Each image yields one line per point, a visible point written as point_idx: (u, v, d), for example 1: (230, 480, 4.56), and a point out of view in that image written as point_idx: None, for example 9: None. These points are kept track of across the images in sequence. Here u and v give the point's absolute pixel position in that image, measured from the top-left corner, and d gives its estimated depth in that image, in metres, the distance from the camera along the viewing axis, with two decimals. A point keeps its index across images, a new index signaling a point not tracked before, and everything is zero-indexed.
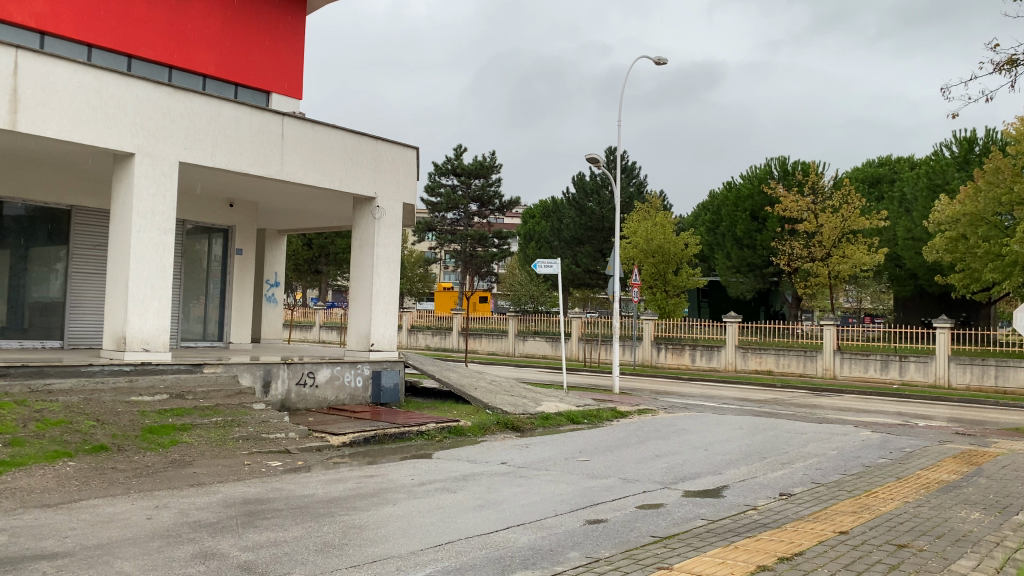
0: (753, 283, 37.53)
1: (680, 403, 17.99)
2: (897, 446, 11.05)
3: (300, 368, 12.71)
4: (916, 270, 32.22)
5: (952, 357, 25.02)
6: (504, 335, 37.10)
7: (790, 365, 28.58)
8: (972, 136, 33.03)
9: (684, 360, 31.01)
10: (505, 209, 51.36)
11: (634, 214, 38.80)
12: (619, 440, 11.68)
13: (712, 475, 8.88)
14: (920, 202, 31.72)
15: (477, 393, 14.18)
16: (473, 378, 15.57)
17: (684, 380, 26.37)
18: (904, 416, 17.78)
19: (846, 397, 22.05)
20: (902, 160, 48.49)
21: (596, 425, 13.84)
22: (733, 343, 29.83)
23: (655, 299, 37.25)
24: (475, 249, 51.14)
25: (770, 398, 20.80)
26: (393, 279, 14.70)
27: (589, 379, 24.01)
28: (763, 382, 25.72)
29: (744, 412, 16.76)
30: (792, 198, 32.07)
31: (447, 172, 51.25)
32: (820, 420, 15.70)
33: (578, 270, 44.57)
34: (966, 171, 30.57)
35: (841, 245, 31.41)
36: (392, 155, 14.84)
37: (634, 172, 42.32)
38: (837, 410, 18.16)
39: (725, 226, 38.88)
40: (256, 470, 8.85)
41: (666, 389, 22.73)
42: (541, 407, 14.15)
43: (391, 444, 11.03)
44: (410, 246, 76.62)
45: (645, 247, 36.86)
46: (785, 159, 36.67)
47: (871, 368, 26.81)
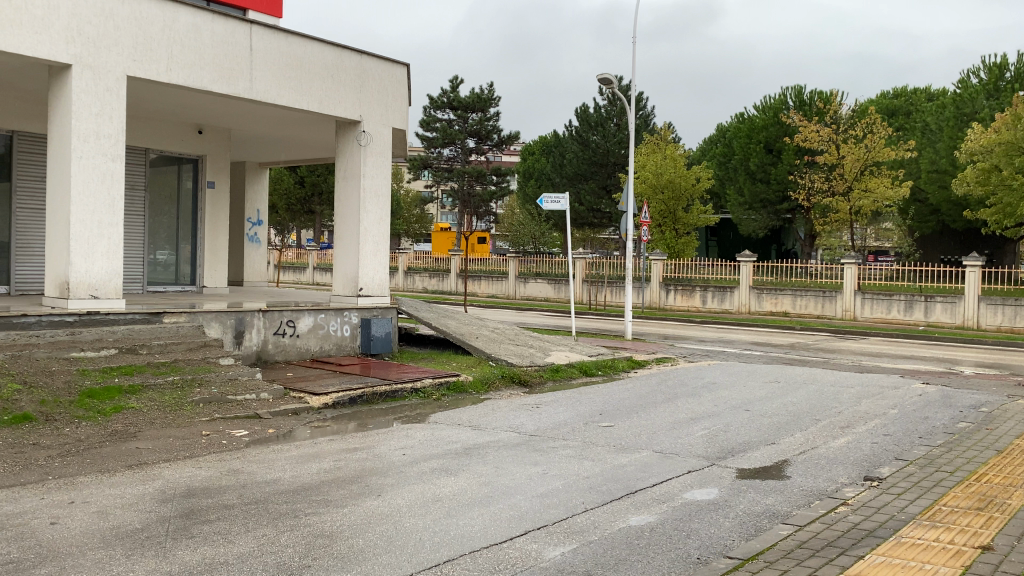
0: (765, 220, 35.84)
1: (699, 350, 16.50)
2: (966, 404, 9.55)
3: (278, 316, 11.16)
4: (941, 205, 30.56)
5: (982, 297, 23.47)
6: (504, 277, 35.54)
7: (808, 306, 27.04)
8: (1002, 62, 31.01)
9: (694, 302, 29.48)
10: (504, 144, 49.20)
11: (642, 148, 36.83)
12: (643, 397, 10.16)
13: (764, 446, 7.36)
14: (946, 132, 29.88)
15: (479, 342, 12.65)
16: (474, 325, 14.04)
17: (697, 324, 24.89)
18: (944, 364, 16.31)
19: (872, 341, 20.60)
20: (919, 91, 46.28)
21: (613, 378, 12.35)
22: (746, 283, 28.28)
23: (663, 239, 35.60)
24: (473, 187, 49.23)
25: (792, 342, 19.36)
26: (382, 216, 13.02)
27: (597, 324, 22.52)
28: (780, 324, 24.24)
29: (772, 359, 15.28)
30: (812, 128, 30.17)
31: (443, 106, 48.95)
32: (858, 369, 14.23)
33: (581, 208, 42.76)
34: (996, 98, 28.62)
35: (863, 178, 29.64)
36: (378, 72, 13.03)
37: (641, 104, 40.16)
38: (871, 357, 16.66)
39: (737, 159, 37.03)
40: (216, 443, 7.33)
41: (679, 333, 21.25)
42: (550, 357, 12.64)
43: (381, 405, 9.52)
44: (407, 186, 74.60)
45: (654, 182, 35.05)
46: (801, 89, 34.57)
47: (894, 309, 25.27)
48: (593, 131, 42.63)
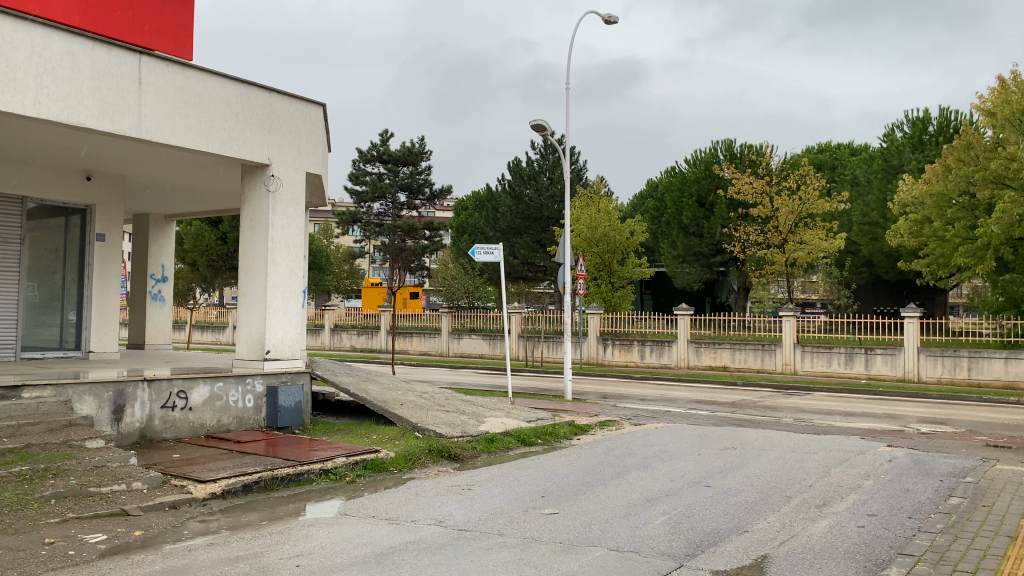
0: (699, 273, 35.24)
1: (644, 410, 15.37)
2: (945, 473, 8.56)
3: (166, 386, 9.65)
4: (874, 258, 30.63)
5: (922, 349, 23.05)
6: (437, 334, 34.18)
7: (747, 360, 26.40)
8: (925, 117, 31.59)
9: (632, 356, 28.60)
10: (436, 198, 48.24)
11: (576, 200, 36.21)
12: (588, 472, 8.91)
13: (737, 536, 6.17)
14: (875, 185, 30.15)
15: (402, 411, 11.27)
16: (399, 389, 12.66)
17: (636, 380, 23.94)
18: (895, 420, 15.54)
19: (817, 396, 19.87)
20: (843, 146, 47.30)
21: (554, 447, 11.09)
22: (684, 337, 27.51)
23: (600, 292, 34.80)
24: (405, 242, 47.88)
25: (738, 399, 18.44)
26: (292, 269, 11.69)
27: (534, 383, 21.30)
28: (721, 379, 23.43)
29: (721, 419, 14.22)
30: (744, 181, 29.98)
31: (373, 159, 47.78)
32: (812, 430, 13.24)
33: (515, 262, 41.82)
34: (922, 152, 28.91)
35: (798, 231, 29.51)
36: (291, 111, 11.83)
37: (573, 158, 39.79)
38: (821, 414, 15.79)
39: (670, 213, 36.75)
40: (59, 555, 5.78)
41: (619, 391, 20.15)
42: (483, 425, 11.31)
43: (282, 492, 8.07)
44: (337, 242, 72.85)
45: (589, 235, 34.44)
46: (732, 143, 34.65)
47: (835, 362, 24.70)
48: (526, 185, 42.04)
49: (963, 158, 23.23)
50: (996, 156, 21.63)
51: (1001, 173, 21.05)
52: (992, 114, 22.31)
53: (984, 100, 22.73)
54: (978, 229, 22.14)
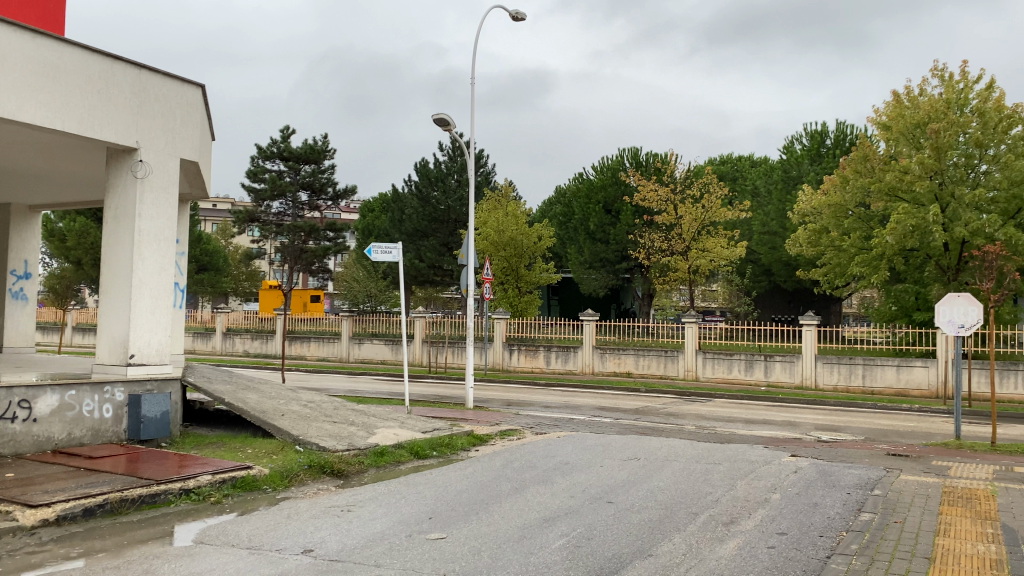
0: (605, 279, 35.30)
1: (547, 419, 14.78)
2: (851, 485, 8.26)
3: (4, 395, 8.45)
4: (773, 266, 31.18)
5: (819, 356, 23.40)
6: (336, 338, 32.95)
7: (651, 366, 26.31)
8: (822, 130, 32.39)
9: (538, 363, 28.15)
10: (339, 198, 46.84)
11: (483, 202, 35.56)
12: (482, 488, 8.22)
13: (640, 562, 5.58)
14: (775, 195, 30.72)
15: (283, 422, 10.32)
16: (283, 397, 11.69)
17: (540, 387, 23.42)
18: (797, 428, 15.47)
19: (719, 403, 19.80)
20: (745, 158, 48.30)
21: (449, 460, 10.36)
22: (589, 343, 27.26)
23: (506, 297, 34.28)
24: (306, 243, 46.34)
25: (642, 406, 18.12)
26: (162, 264, 10.60)
27: (435, 390, 20.50)
28: (625, 386, 23.17)
29: (625, 427, 13.77)
30: (650, 188, 30.00)
31: (272, 156, 46.00)
32: (716, 438, 12.93)
33: (421, 265, 40.88)
34: (820, 164, 29.57)
35: (701, 238, 29.68)
36: (162, 90, 10.74)
37: (481, 161, 39.18)
38: (724, 422, 15.56)
39: (577, 219, 36.60)
40: None
41: (523, 398, 19.56)
42: (372, 437, 10.48)
43: (132, 517, 7.06)
44: (236, 242, 70.05)
45: (497, 238, 33.85)
46: (638, 150, 34.79)
47: (735, 368, 24.86)
48: (432, 187, 41.19)
49: (859, 170, 23.75)
50: (890, 168, 22.14)
51: (895, 185, 21.59)
52: (889, 126, 22.84)
53: (880, 114, 23.29)
54: (874, 240, 22.66)
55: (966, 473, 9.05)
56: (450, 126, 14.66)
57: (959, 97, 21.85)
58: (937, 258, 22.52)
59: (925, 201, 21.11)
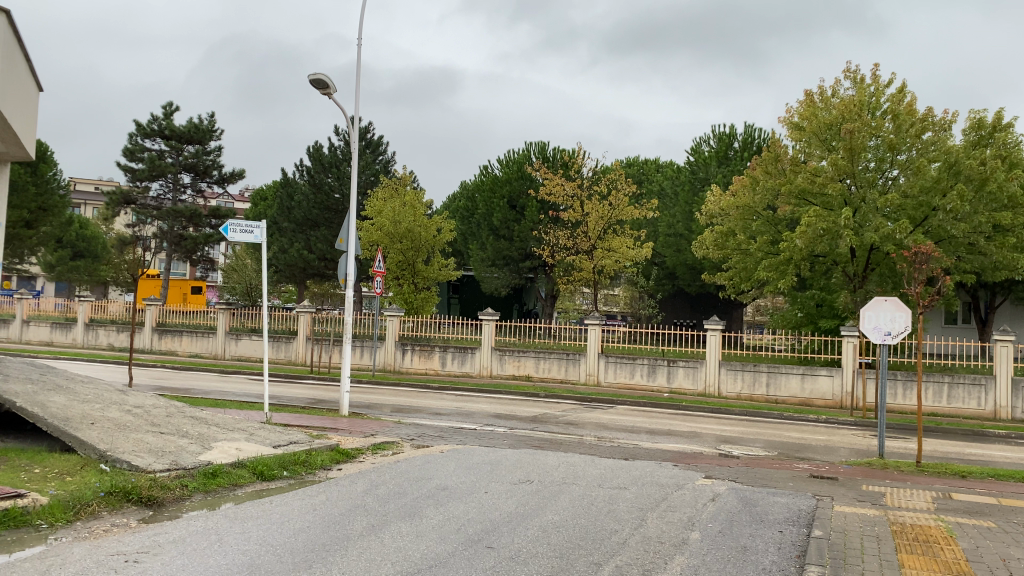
0: (507, 278, 33.83)
1: (432, 428, 12.99)
2: (783, 520, 6.86)
3: None
4: (678, 270, 30.40)
5: (723, 363, 22.49)
6: (212, 333, 30.29)
7: (551, 370, 24.88)
8: (730, 133, 31.86)
9: (432, 364, 26.32)
10: (224, 181, 43.80)
11: (379, 190, 33.48)
12: (330, 525, 6.40)
13: None
14: (682, 197, 29.97)
15: (90, 433, 8.20)
16: (101, 400, 9.52)
17: (432, 390, 21.62)
18: (706, 440, 14.21)
19: (622, 410, 18.50)
20: (652, 161, 47.80)
21: (302, 483, 8.49)
22: (487, 344, 25.62)
23: (401, 293, 32.26)
24: (185, 228, 43.48)
25: (540, 414, 16.55)
26: None
27: (313, 393, 18.41)
28: (523, 390, 21.62)
29: (518, 439, 12.12)
30: (556, 182, 28.60)
31: (153, 134, 42.49)
32: (621, 453, 11.46)
33: (311, 257, 38.44)
34: (727, 167, 29.08)
35: (606, 237, 28.28)
36: None
37: (379, 148, 37.17)
38: (629, 433, 14.13)
39: (480, 214, 35.00)
40: None
41: (411, 403, 17.68)
42: (206, 454, 8.48)
43: None
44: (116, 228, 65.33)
45: (392, 230, 31.77)
46: (545, 144, 33.52)
47: (637, 374, 23.60)
48: (326, 173, 38.82)
49: (769, 171, 23.07)
50: (802, 169, 21.51)
51: (807, 186, 21.02)
52: (801, 127, 22.19)
53: (792, 115, 22.67)
54: (783, 243, 21.92)
55: (905, 502, 7.83)
56: (328, 90, 12.76)
57: (871, 100, 21.51)
58: (844, 264, 21.98)
59: (835, 205, 20.87)
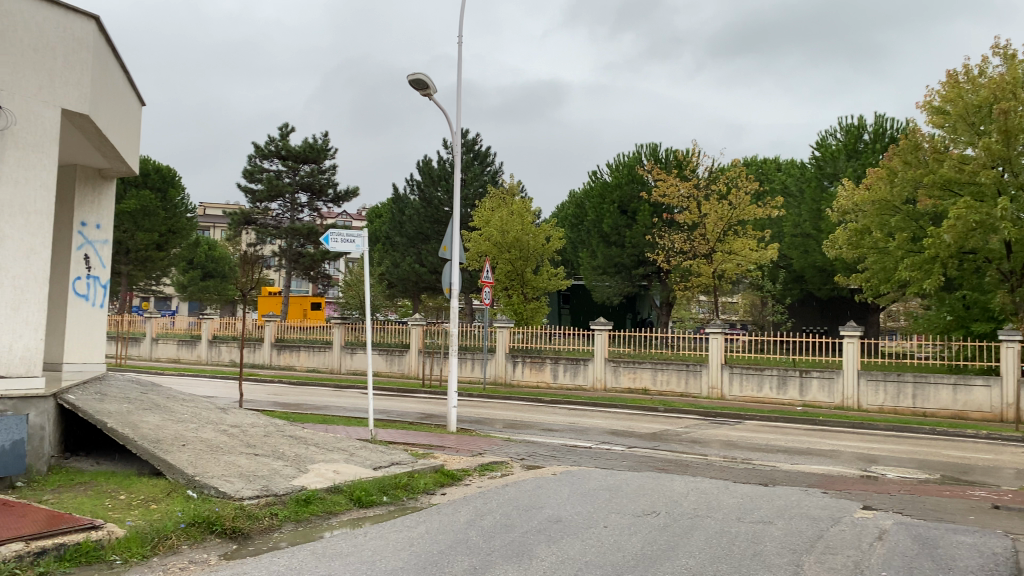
0: (619, 286, 32.62)
1: (545, 447, 12.02)
2: (977, 568, 5.53)
3: None
4: (805, 273, 28.49)
5: (861, 372, 20.58)
6: (327, 347, 30.50)
7: (670, 382, 23.49)
8: (859, 124, 29.68)
9: (544, 377, 25.45)
10: (339, 199, 44.53)
11: (487, 200, 33.01)
12: (425, 566, 5.55)
13: None
14: (807, 195, 28.11)
15: (181, 456, 7.69)
16: (198, 419, 9.09)
17: (545, 404, 20.71)
18: (851, 460, 12.60)
19: (751, 425, 17.03)
20: (771, 160, 45.54)
21: (401, 510, 7.71)
22: (601, 355, 24.49)
23: (511, 304, 31.63)
24: (304, 246, 44.52)
25: (662, 430, 15.32)
26: (34, 245, 8.07)
27: (422, 408, 17.83)
28: (641, 404, 20.41)
29: (640, 460, 10.98)
30: (670, 182, 27.23)
31: (270, 155, 43.69)
32: (757, 476, 10.15)
33: (422, 270, 38.50)
34: (857, 161, 27.12)
35: (727, 239, 26.57)
36: (36, 20, 8.12)
37: (487, 159, 36.76)
38: (764, 452, 12.71)
39: (590, 220, 33.99)
40: None
41: (523, 418, 16.80)
42: (300, 478, 7.84)
43: None
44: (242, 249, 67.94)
45: (500, 239, 31.20)
46: (657, 146, 32.24)
47: (766, 386, 21.94)
48: (435, 187, 38.74)
49: (908, 162, 21.01)
50: (947, 156, 19.52)
51: (953, 175, 18.97)
52: (941, 112, 20.20)
53: (931, 100, 20.69)
54: (927, 239, 19.88)
55: None
56: (428, 90, 12.07)
57: None
58: (998, 261, 19.77)
59: (987, 194, 18.59)
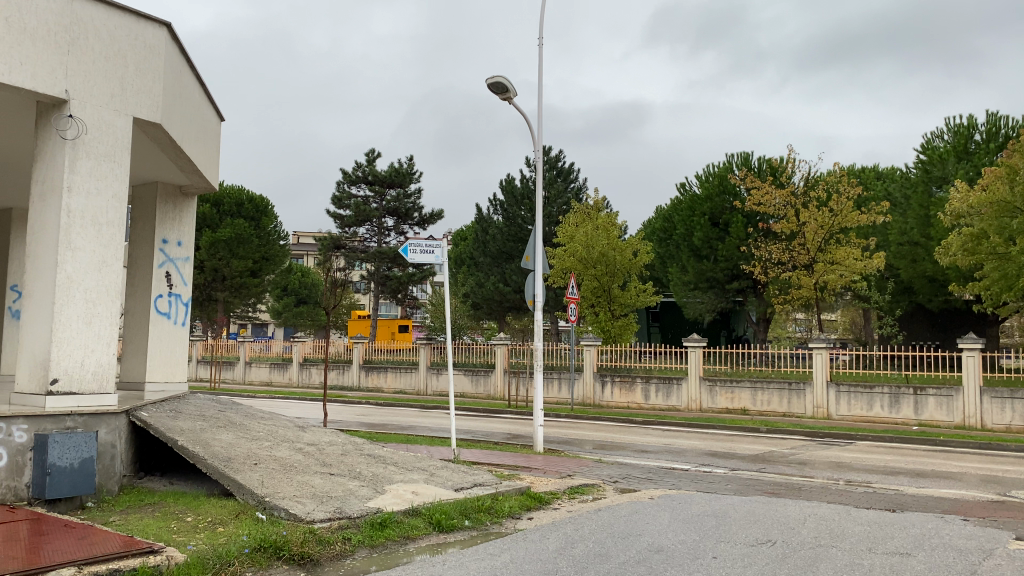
0: (712, 301, 31.40)
1: (639, 469, 11.17)
2: None
3: None
4: (915, 284, 26.76)
5: (984, 389, 18.88)
6: (414, 368, 30.30)
7: (770, 402, 22.17)
8: (968, 123, 27.82)
9: (635, 397, 24.49)
10: (424, 222, 44.68)
11: (572, 216, 32.41)
12: None
13: None
14: (915, 200, 26.43)
15: (252, 476, 7.25)
16: (273, 437, 8.68)
17: (637, 425, 19.76)
18: (984, 484, 11.30)
19: (864, 447, 15.70)
20: (871, 168, 43.43)
21: (483, 535, 7.04)
22: (695, 374, 23.37)
23: (598, 321, 30.80)
24: (391, 269, 44.83)
25: (766, 451, 14.21)
26: (105, 256, 7.84)
27: (510, 429, 17.18)
28: (740, 424, 19.26)
29: (745, 483, 10.01)
30: (765, 190, 26.00)
31: (357, 180, 44.26)
32: (882, 501, 9.06)
33: (507, 290, 38.11)
34: (969, 162, 25.37)
35: (829, 248, 25.13)
36: (108, 26, 8.00)
37: (570, 177, 36.17)
38: (882, 475, 11.53)
39: (679, 234, 32.93)
40: None
41: (614, 439, 15.94)
42: (376, 500, 7.26)
43: None
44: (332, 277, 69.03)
45: (586, 255, 30.54)
46: (748, 155, 31.04)
47: (876, 404, 20.42)
48: (518, 206, 38.31)
49: None
50: None
51: None
52: None
53: None
54: None
55: None
56: (508, 94, 11.55)
57: None
58: None
59: None
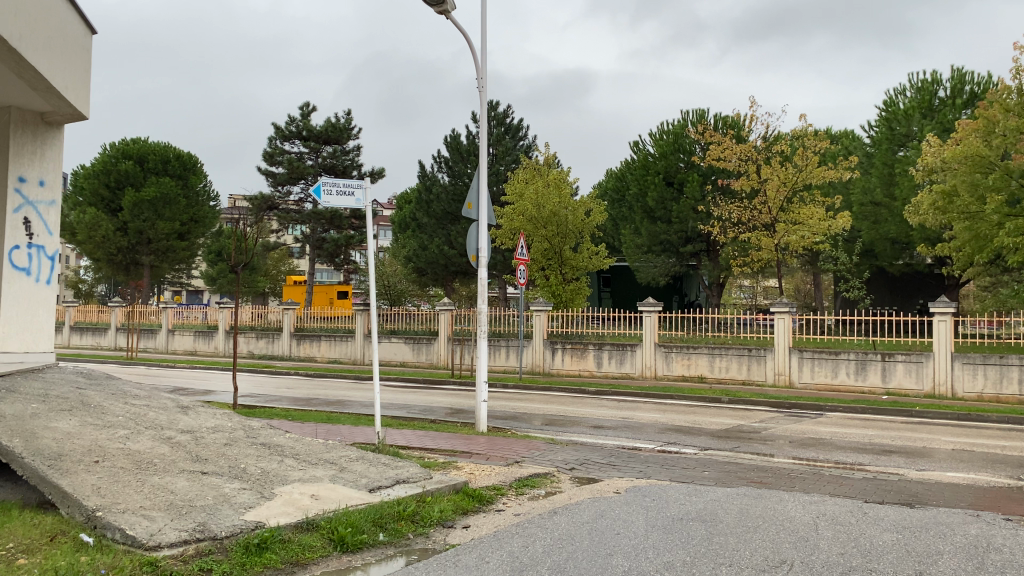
0: (667, 266, 30.16)
1: (597, 451, 9.49)
2: None
3: None
4: (876, 247, 25.78)
5: (956, 355, 17.77)
6: (351, 337, 28.32)
7: (729, 369, 20.80)
8: (932, 79, 26.79)
9: (586, 365, 22.98)
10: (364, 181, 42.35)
11: (520, 172, 30.67)
12: None
13: None
14: (879, 158, 25.36)
15: (86, 479, 5.32)
16: (136, 423, 6.74)
17: (589, 396, 18.22)
18: (986, 463, 9.92)
19: (837, 419, 14.38)
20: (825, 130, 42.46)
21: (399, 556, 5.25)
22: (650, 340, 21.90)
23: (547, 285, 29.01)
24: (328, 231, 42.62)
25: (734, 426, 12.72)
26: None
27: (450, 402, 15.43)
28: (701, 394, 17.85)
29: (726, 469, 8.41)
30: (725, 145, 24.51)
31: (291, 136, 41.56)
32: (892, 491, 7.53)
33: (452, 253, 36.39)
34: (935, 119, 24.33)
35: (792, 207, 23.83)
36: None
37: (519, 133, 34.32)
38: (872, 455, 10.07)
39: (632, 194, 31.40)
40: None
41: (565, 413, 14.31)
42: (257, 512, 5.41)
43: None
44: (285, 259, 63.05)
45: (534, 215, 28.82)
46: (705, 110, 29.60)
47: (841, 372, 19.25)
48: (463, 163, 36.58)
49: (1009, 110, 18.17)
50: None
51: None
52: None
53: None
54: None
55: None
56: (444, 5, 9.64)
57: None
58: None
59: None
